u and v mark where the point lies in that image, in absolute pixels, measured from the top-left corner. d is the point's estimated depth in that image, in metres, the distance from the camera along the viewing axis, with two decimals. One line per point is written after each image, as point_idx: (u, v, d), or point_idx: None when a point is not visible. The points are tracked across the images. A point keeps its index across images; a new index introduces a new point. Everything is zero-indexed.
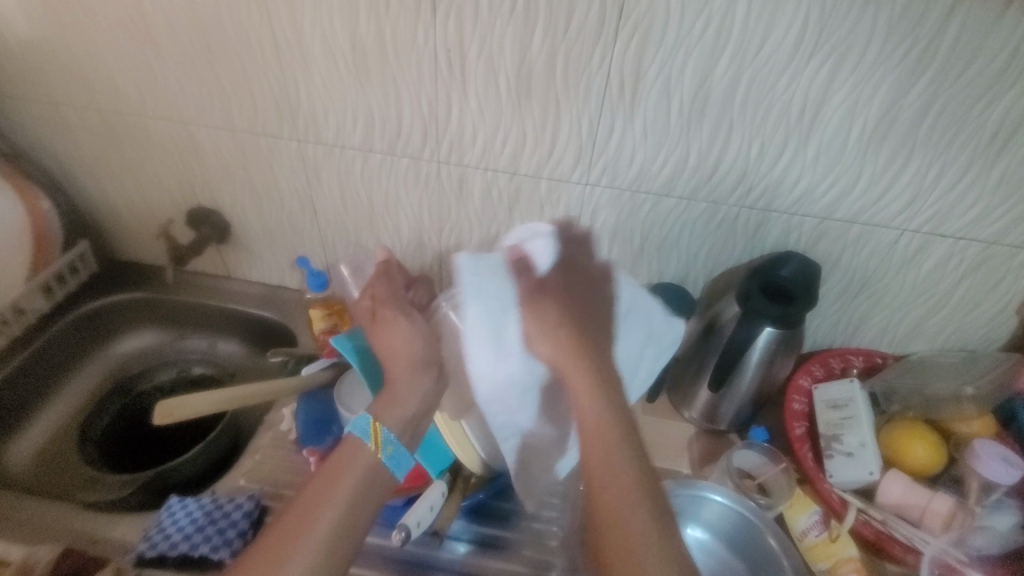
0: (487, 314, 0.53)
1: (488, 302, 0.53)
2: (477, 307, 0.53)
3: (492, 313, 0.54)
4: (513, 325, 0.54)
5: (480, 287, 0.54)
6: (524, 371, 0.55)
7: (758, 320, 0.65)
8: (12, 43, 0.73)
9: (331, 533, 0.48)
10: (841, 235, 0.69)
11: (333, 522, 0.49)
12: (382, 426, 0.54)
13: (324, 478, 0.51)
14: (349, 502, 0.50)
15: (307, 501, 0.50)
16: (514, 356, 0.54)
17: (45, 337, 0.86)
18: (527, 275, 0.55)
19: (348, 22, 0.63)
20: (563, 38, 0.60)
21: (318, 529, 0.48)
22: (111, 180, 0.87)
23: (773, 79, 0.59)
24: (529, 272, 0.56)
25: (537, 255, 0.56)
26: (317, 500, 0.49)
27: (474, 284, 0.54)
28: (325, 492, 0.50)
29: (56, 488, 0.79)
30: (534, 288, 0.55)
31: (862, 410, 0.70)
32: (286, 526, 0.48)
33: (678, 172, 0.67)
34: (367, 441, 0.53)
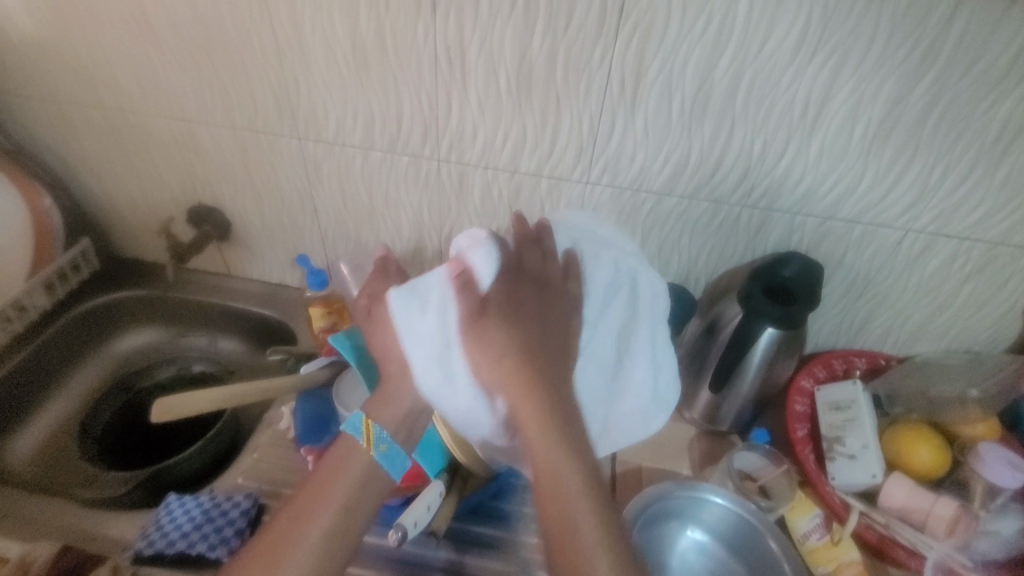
0: (428, 346, 0.49)
1: (428, 333, 0.49)
2: (415, 340, 0.49)
3: (431, 343, 0.49)
4: (460, 353, 0.49)
5: (412, 318, 0.49)
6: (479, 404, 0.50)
7: (760, 321, 0.65)
8: (15, 41, 0.74)
9: (324, 535, 0.50)
10: (844, 235, 0.69)
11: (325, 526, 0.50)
12: (373, 424, 0.54)
13: (320, 479, 0.52)
14: (344, 503, 0.51)
15: (303, 501, 0.51)
16: (462, 387, 0.50)
17: (46, 335, 0.87)
18: (469, 297, 0.50)
19: (348, 19, 0.63)
20: (564, 36, 0.59)
21: (314, 529, 0.50)
22: (113, 178, 0.87)
23: (775, 77, 0.58)
24: (474, 293, 0.50)
25: (478, 272, 0.50)
26: (311, 502, 0.51)
27: (410, 316, 0.49)
28: (319, 493, 0.51)
29: (56, 484, 0.79)
30: (476, 308, 0.49)
31: (865, 412, 0.69)
32: (283, 527, 0.50)
33: (680, 170, 0.67)
34: (358, 437, 0.54)
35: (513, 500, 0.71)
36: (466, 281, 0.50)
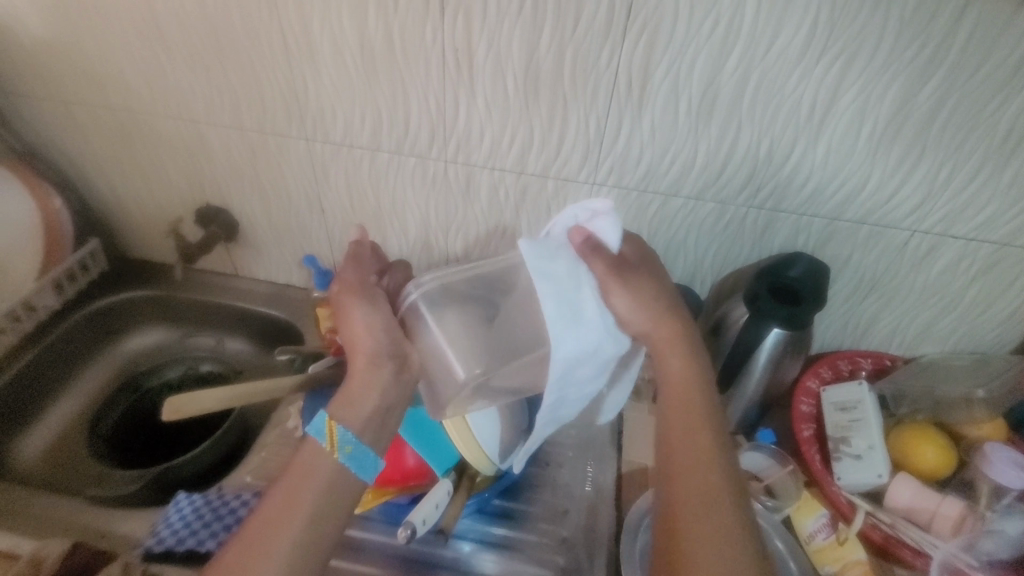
0: (567, 292, 0.54)
1: (562, 278, 0.54)
2: (554, 287, 0.54)
3: (565, 290, 0.54)
4: (590, 301, 0.56)
5: (549, 267, 0.54)
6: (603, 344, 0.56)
7: (765, 321, 0.65)
8: (26, 43, 0.74)
9: (308, 527, 0.50)
10: (850, 236, 0.69)
11: (308, 518, 0.50)
12: (338, 424, 0.53)
13: (298, 472, 0.52)
14: (324, 495, 0.51)
15: (282, 495, 0.51)
16: (597, 327, 0.55)
17: (55, 334, 0.87)
18: (603, 253, 0.57)
19: (357, 21, 0.64)
20: (572, 38, 0.60)
21: (297, 520, 0.49)
22: (122, 179, 0.88)
23: (783, 77, 0.58)
24: (602, 250, 0.57)
25: (604, 233, 0.57)
26: (290, 497, 0.50)
27: (546, 266, 0.54)
28: (299, 487, 0.51)
29: (65, 482, 0.80)
30: (605, 268, 0.57)
31: (871, 412, 0.70)
32: (265, 518, 0.49)
33: (687, 171, 0.67)
34: (322, 441, 0.53)
35: (521, 499, 0.71)
36: (592, 242, 0.57)
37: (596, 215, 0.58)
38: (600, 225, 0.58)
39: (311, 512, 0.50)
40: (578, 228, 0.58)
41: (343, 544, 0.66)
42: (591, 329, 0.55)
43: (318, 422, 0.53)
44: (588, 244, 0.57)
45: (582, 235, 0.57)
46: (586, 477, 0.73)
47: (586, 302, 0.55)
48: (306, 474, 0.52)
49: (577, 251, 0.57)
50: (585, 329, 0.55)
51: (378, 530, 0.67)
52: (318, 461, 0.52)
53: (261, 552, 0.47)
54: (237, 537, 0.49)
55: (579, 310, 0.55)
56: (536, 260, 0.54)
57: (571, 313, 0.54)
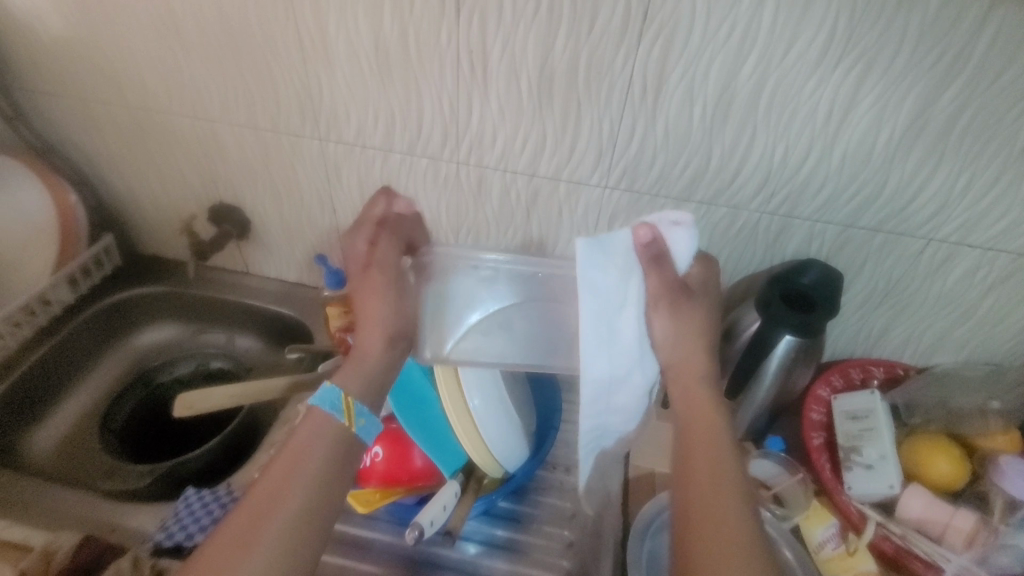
0: (608, 306, 0.56)
1: (608, 295, 0.55)
2: (599, 299, 0.55)
3: (610, 303, 0.56)
4: (631, 322, 0.57)
5: (599, 280, 0.55)
6: (633, 369, 0.59)
7: (779, 327, 0.64)
8: (46, 40, 0.75)
9: (302, 512, 0.48)
10: (864, 243, 0.68)
11: (302, 503, 0.48)
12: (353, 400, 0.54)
13: (288, 458, 0.50)
14: (319, 478, 0.50)
15: (272, 481, 0.49)
16: (631, 351, 0.57)
17: (69, 329, 0.88)
18: (659, 267, 0.55)
19: (372, 22, 0.64)
20: (586, 41, 0.59)
21: (290, 504, 0.48)
22: (136, 176, 0.88)
23: (799, 84, 0.58)
24: (661, 262, 0.55)
25: (671, 244, 0.56)
26: (282, 482, 0.48)
27: (593, 275, 0.55)
28: (291, 472, 0.49)
29: (76, 476, 0.80)
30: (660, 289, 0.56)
31: (883, 422, 0.69)
32: (252, 509, 0.47)
33: (700, 175, 0.67)
34: (338, 416, 0.53)
35: (527, 502, 0.71)
36: (655, 252, 0.55)
37: (664, 224, 0.56)
38: (666, 236, 0.56)
39: (302, 506, 0.48)
40: (649, 233, 0.56)
41: (349, 543, 0.66)
42: (624, 347, 0.57)
43: (328, 392, 0.53)
44: (651, 253, 0.55)
45: (647, 240, 0.56)
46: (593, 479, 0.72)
47: (625, 323, 0.57)
48: (300, 463, 0.50)
49: (638, 257, 0.56)
50: (619, 344, 0.57)
51: (383, 529, 0.67)
52: (308, 447, 0.51)
53: (247, 544, 0.45)
54: (221, 527, 0.46)
55: (618, 324, 0.57)
56: (587, 266, 0.54)
57: (608, 332, 0.56)
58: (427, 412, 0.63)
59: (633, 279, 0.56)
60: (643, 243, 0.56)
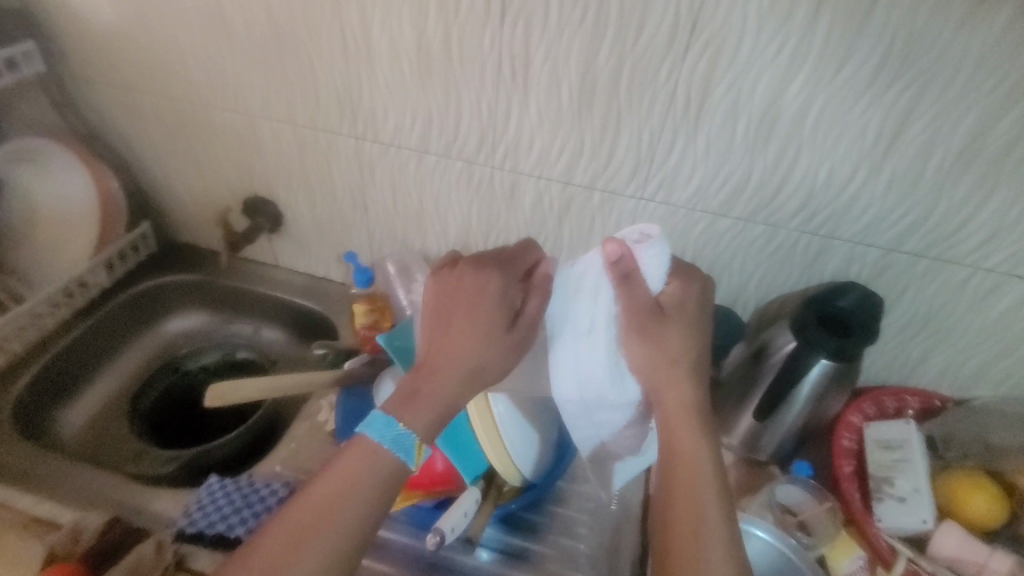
0: (579, 325, 0.55)
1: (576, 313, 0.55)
2: (568, 320, 0.56)
3: (578, 322, 0.55)
4: (601, 341, 0.54)
5: (566, 301, 0.56)
6: (609, 391, 0.55)
7: (813, 352, 0.63)
8: (98, 30, 0.77)
9: (349, 527, 0.48)
10: (906, 269, 0.66)
11: (351, 517, 0.48)
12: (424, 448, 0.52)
13: (345, 469, 0.50)
14: (371, 495, 0.49)
15: (327, 489, 0.49)
16: (601, 371, 0.54)
17: (103, 312, 0.90)
18: (628, 286, 0.54)
19: (416, 24, 0.64)
20: (631, 51, 0.59)
21: (340, 518, 0.48)
22: (176, 166, 0.90)
23: (850, 103, 0.56)
24: (632, 282, 0.54)
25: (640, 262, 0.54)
26: (335, 493, 0.49)
27: (563, 294, 0.57)
28: (346, 484, 0.49)
29: (104, 457, 0.82)
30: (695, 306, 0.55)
31: (918, 454, 0.67)
32: (301, 520, 0.47)
33: (738, 192, 0.66)
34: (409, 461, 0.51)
35: (542, 512, 0.70)
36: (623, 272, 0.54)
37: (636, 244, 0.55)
38: (636, 256, 0.54)
39: (346, 527, 0.48)
40: (621, 252, 0.54)
41: None
42: (594, 368, 0.54)
43: (400, 435, 0.51)
44: (618, 271, 0.54)
45: (616, 258, 0.54)
46: (613, 495, 0.72)
47: (597, 342, 0.54)
48: (352, 483, 0.49)
49: (609, 275, 0.54)
50: (589, 364, 0.54)
51: (398, 530, 0.67)
52: (363, 472, 0.50)
53: (291, 556, 0.46)
54: (272, 528, 0.48)
55: (587, 344, 0.54)
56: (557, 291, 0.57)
57: (576, 351, 0.55)
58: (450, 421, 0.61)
59: (602, 297, 0.54)
60: (611, 262, 0.54)
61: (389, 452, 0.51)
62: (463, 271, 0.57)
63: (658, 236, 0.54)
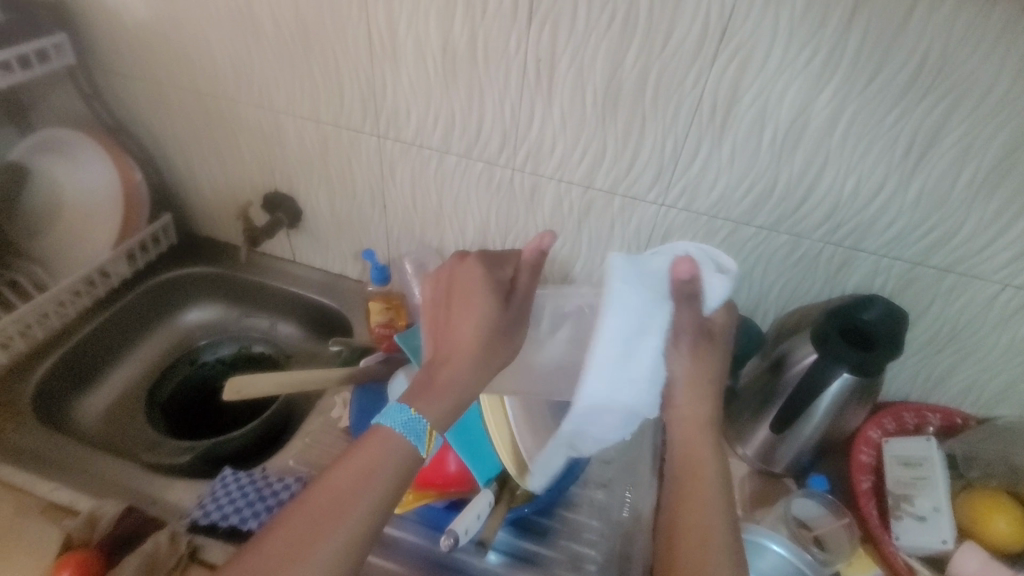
0: (635, 332, 0.51)
1: (634, 314, 0.50)
2: (625, 318, 0.50)
3: (635, 326, 0.50)
4: (652, 351, 0.51)
5: (628, 295, 0.51)
6: (642, 404, 0.52)
7: (835, 365, 0.62)
8: (129, 25, 0.78)
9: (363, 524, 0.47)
10: (932, 284, 0.65)
11: (365, 515, 0.48)
12: (436, 434, 0.52)
13: (361, 464, 0.49)
14: (386, 494, 0.49)
15: (342, 484, 0.48)
16: (644, 382, 0.51)
17: (123, 302, 0.92)
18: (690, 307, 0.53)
19: (443, 25, 0.64)
20: (658, 57, 0.58)
21: (354, 514, 0.47)
22: (199, 160, 0.91)
23: (881, 114, 0.55)
24: (694, 304, 0.53)
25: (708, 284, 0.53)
26: (351, 488, 0.48)
27: (625, 291, 0.51)
28: (361, 479, 0.49)
29: (120, 445, 0.83)
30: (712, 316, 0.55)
31: (939, 472, 0.65)
32: (315, 514, 0.47)
33: (762, 201, 0.65)
34: (420, 447, 0.51)
35: (553, 516, 0.70)
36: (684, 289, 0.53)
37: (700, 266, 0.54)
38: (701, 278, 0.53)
39: (361, 519, 0.47)
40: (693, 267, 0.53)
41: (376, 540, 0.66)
42: (638, 377, 0.51)
43: (411, 420, 0.51)
44: (685, 289, 0.53)
45: (685, 276, 0.53)
46: (625, 501, 0.72)
47: (647, 350, 0.51)
48: (369, 474, 0.49)
49: (674, 288, 0.53)
50: (631, 373, 0.51)
51: (406, 529, 0.66)
52: (380, 464, 0.50)
53: (304, 551, 0.45)
54: (285, 520, 0.47)
55: (639, 350, 0.51)
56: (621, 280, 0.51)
57: (627, 354, 0.50)
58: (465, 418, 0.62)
59: (662, 306, 0.52)
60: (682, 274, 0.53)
61: (400, 436, 0.50)
62: (450, 265, 0.59)
63: (733, 270, 0.54)
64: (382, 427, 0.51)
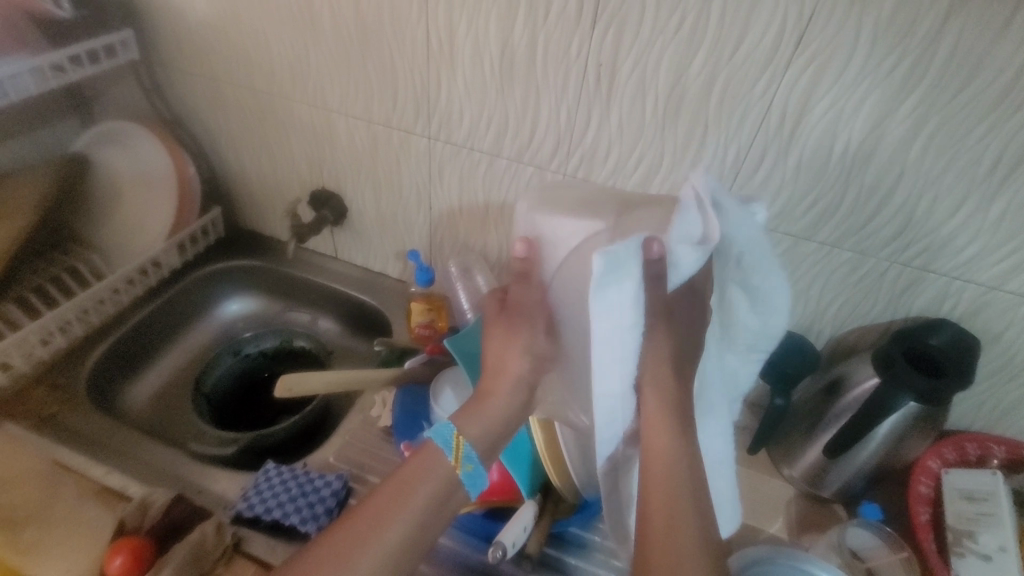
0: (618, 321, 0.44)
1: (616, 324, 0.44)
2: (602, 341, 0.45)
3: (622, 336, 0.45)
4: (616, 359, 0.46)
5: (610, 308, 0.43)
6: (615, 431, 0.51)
7: (904, 392, 0.58)
8: (191, 22, 0.80)
9: (396, 542, 0.49)
10: (1009, 309, 0.61)
11: (399, 533, 0.49)
12: (463, 440, 0.54)
13: (397, 486, 0.51)
14: (418, 516, 0.51)
15: (380, 502, 0.51)
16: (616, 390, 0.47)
17: (172, 291, 0.94)
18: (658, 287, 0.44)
19: (503, 28, 0.64)
20: (727, 64, 0.57)
21: (388, 530, 0.49)
22: (249, 155, 0.93)
23: (966, 128, 0.53)
24: (660, 285, 0.45)
25: (678, 263, 0.44)
26: (389, 506, 0.50)
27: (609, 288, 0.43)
28: (399, 494, 0.51)
29: (167, 432, 0.85)
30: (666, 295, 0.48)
31: (1007, 510, 0.62)
32: (354, 527, 0.49)
33: (828, 215, 0.62)
34: (448, 453, 0.54)
35: (593, 529, 0.67)
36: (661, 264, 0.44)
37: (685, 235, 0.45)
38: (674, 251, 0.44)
39: (397, 527, 0.49)
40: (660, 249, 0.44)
41: None
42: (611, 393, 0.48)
43: (442, 427, 0.55)
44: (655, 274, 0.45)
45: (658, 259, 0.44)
46: None
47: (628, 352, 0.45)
48: (407, 485, 0.52)
49: (646, 274, 0.44)
50: (616, 365, 0.46)
51: (448, 535, 0.65)
52: (416, 475, 0.53)
53: (339, 559, 0.47)
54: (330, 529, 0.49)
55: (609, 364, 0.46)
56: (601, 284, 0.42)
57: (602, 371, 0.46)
58: (517, 437, 0.63)
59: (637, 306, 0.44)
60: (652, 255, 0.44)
61: (436, 447, 0.54)
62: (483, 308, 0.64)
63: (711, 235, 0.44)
64: (424, 439, 0.55)
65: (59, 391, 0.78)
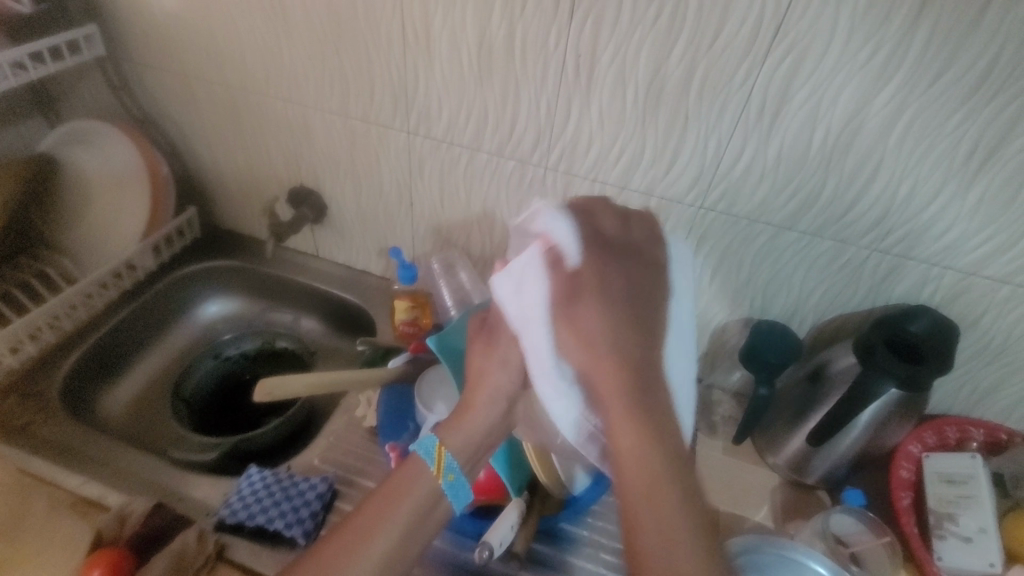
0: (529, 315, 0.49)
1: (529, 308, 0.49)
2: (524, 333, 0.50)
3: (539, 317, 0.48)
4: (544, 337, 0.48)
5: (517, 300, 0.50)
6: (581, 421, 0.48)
7: (884, 378, 0.58)
8: (158, 15, 0.78)
9: (376, 545, 0.50)
10: (985, 295, 0.62)
11: (379, 533, 0.50)
12: (445, 451, 0.54)
13: (382, 501, 0.52)
14: (401, 528, 0.51)
15: (364, 514, 0.51)
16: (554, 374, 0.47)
17: (148, 294, 0.92)
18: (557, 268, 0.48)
19: (480, 19, 0.62)
20: (706, 54, 0.56)
21: (372, 546, 0.50)
22: (224, 151, 0.90)
23: (943, 116, 0.53)
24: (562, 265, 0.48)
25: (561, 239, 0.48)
26: (371, 523, 0.50)
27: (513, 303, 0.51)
28: (382, 511, 0.51)
29: (147, 438, 0.83)
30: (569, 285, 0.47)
31: (985, 490, 0.63)
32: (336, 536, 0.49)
33: (808, 204, 0.62)
34: (429, 462, 0.54)
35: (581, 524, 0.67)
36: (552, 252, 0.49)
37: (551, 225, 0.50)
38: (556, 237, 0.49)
39: (379, 537, 0.50)
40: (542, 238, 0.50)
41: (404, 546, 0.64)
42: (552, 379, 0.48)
43: (427, 440, 0.55)
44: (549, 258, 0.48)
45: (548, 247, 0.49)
46: None
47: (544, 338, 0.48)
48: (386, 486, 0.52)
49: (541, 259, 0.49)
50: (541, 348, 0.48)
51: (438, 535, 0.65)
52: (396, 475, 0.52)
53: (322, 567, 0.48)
54: None
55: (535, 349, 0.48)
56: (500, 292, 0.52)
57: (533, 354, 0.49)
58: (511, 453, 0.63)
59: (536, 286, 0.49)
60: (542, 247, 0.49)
61: (422, 461, 0.54)
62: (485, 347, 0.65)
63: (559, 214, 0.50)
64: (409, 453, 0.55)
65: (31, 401, 0.76)
